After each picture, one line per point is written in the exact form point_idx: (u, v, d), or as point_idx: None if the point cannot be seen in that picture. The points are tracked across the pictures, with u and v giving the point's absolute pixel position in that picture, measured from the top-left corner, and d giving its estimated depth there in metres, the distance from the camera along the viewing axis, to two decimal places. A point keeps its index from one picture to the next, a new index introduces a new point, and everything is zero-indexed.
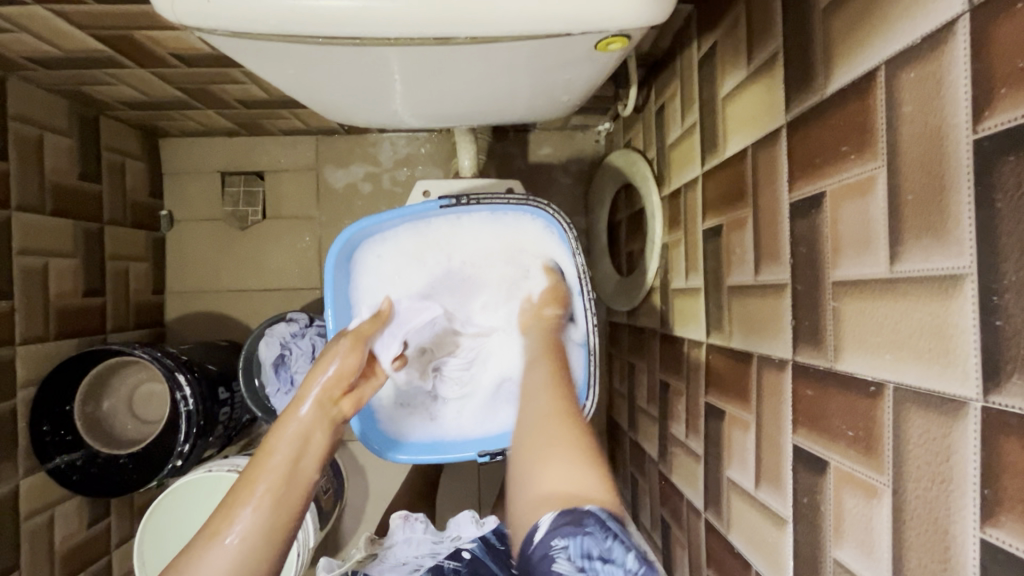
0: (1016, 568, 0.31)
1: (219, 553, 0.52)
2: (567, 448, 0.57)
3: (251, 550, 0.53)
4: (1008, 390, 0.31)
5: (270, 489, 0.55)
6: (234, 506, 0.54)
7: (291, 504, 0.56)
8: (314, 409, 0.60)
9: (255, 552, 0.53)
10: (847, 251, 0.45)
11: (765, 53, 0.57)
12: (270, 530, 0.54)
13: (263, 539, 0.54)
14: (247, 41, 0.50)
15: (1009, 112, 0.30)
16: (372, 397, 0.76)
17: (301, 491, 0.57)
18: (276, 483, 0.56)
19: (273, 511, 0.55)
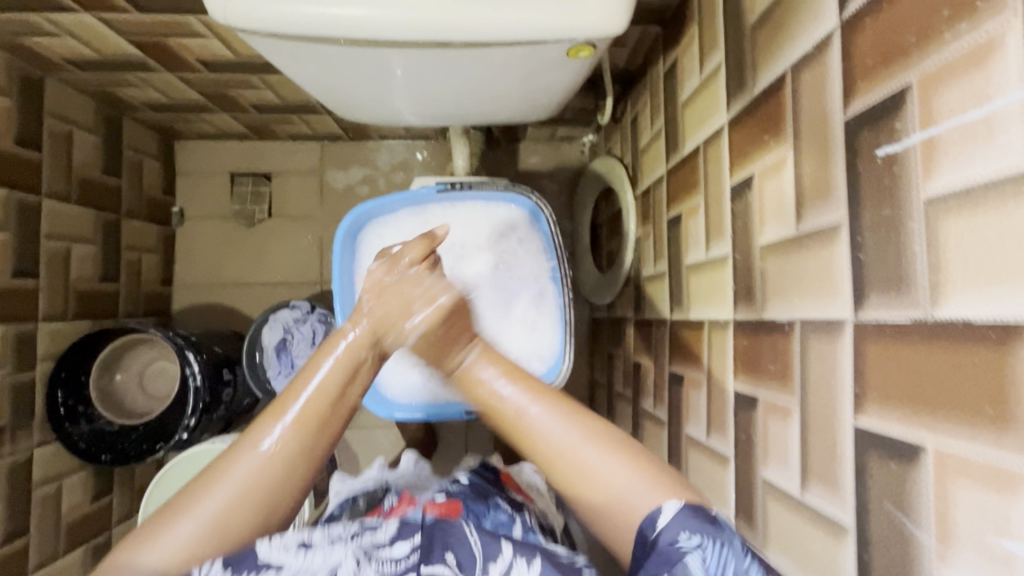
0: (873, 443, 0.39)
1: (250, 463, 0.56)
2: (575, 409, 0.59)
3: (278, 469, 0.56)
4: (869, 305, 0.40)
5: (305, 415, 0.58)
6: (274, 417, 0.58)
7: (325, 433, 0.60)
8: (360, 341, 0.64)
9: (291, 466, 0.57)
10: (769, 219, 0.54)
11: (712, 64, 0.68)
12: (302, 454, 0.58)
13: (299, 455, 0.58)
14: (279, 41, 0.60)
15: (865, 96, 0.41)
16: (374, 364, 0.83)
17: (338, 419, 0.61)
18: (306, 409, 0.59)
19: (310, 437, 0.58)
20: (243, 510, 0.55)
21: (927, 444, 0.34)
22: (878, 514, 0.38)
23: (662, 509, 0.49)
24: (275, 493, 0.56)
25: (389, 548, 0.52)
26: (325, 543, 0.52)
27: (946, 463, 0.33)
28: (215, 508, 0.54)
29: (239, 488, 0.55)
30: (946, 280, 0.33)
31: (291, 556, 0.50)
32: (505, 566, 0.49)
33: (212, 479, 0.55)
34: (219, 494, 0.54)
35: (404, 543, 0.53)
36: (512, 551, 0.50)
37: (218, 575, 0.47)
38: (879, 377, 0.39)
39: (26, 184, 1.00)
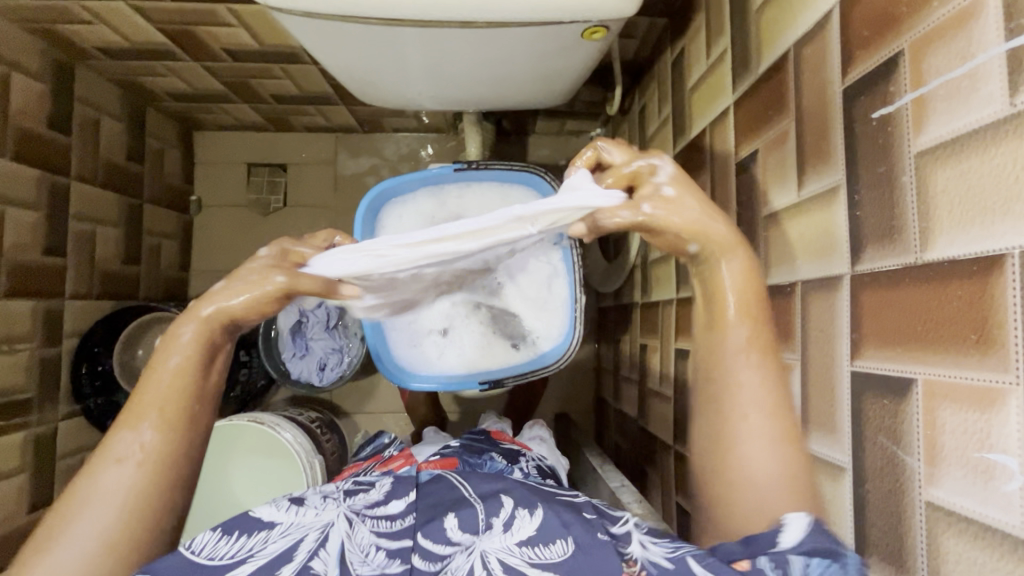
0: (870, 383, 0.42)
1: (115, 477, 0.49)
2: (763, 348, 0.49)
3: (160, 468, 0.51)
4: (865, 257, 0.43)
5: (167, 415, 0.52)
6: (133, 423, 0.51)
7: (196, 433, 0.53)
8: (207, 330, 0.55)
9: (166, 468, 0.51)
10: (772, 190, 0.58)
11: (718, 49, 0.72)
12: (165, 455, 0.51)
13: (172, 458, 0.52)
14: (311, 21, 0.64)
15: (861, 65, 0.44)
16: (392, 338, 0.89)
17: (198, 416, 0.54)
18: (172, 406, 0.52)
19: (179, 438, 0.52)
20: (120, 523, 0.48)
21: (918, 375, 0.37)
22: (873, 449, 0.41)
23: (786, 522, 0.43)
24: (150, 507, 0.50)
25: (384, 506, 0.54)
26: (316, 500, 0.54)
27: (934, 390, 0.36)
28: (83, 535, 0.47)
29: (114, 501, 0.49)
30: (934, 226, 0.37)
31: (285, 514, 0.51)
32: (506, 517, 0.50)
33: (72, 508, 0.48)
34: (90, 520, 0.48)
35: (399, 501, 0.54)
36: (513, 505, 0.52)
37: (212, 539, 0.48)
38: (874, 321, 0.42)
39: (57, 166, 1.04)
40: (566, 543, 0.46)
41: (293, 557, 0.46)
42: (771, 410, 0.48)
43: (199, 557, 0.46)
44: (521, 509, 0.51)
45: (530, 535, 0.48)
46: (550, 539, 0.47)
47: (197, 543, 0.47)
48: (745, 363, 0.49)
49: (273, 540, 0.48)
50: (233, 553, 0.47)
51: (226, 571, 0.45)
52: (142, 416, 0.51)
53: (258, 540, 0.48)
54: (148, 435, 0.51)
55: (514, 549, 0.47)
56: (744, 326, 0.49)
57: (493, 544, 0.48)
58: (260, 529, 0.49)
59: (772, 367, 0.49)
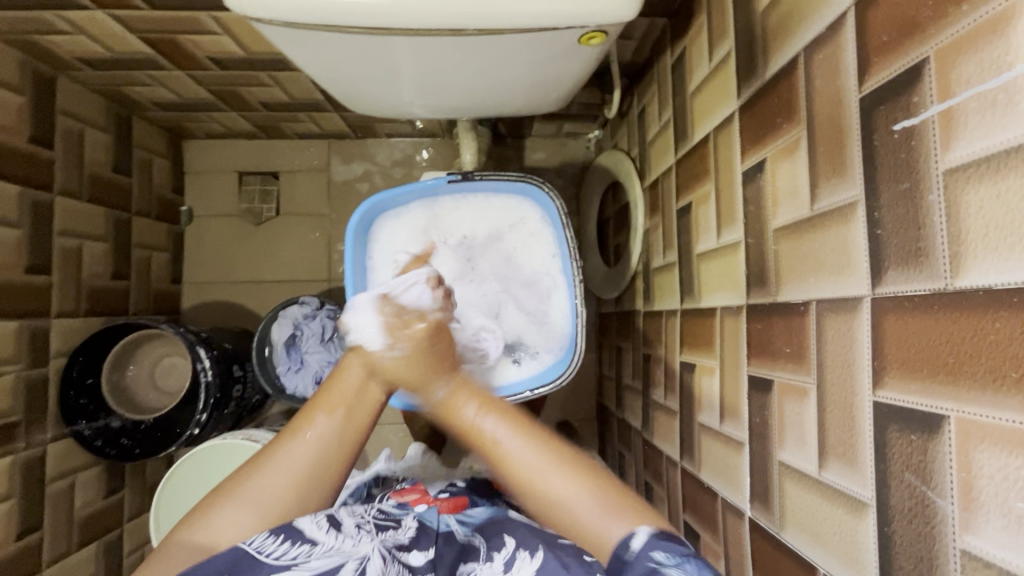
0: (895, 415, 0.39)
1: (300, 448, 0.56)
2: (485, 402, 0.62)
3: (328, 455, 0.56)
4: (886, 280, 0.40)
5: (339, 401, 0.59)
6: (311, 411, 0.58)
7: (360, 429, 0.60)
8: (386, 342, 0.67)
9: (331, 457, 0.56)
10: (782, 201, 0.55)
11: (721, 52, 0.69)
12: (341, 438, 0.58)
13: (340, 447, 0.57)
14: (294, 31, 0.60)
15: (881, 72, 0.41)
16: None
17: (366, 412, 0.61)
18: (354, 403, 0.60)
19: (347, 427, 0.59)
20: (289, 492, 0.54)
21: (951, 413, 0.35)
22: (900, 487, 0.39)
23: (635, 532, 0.50)
24: (314, 483, 0.55)
25: (408, 553, 0.54)
26: (353, 530, 0.53)
27: (970, 429, 0.33)
28: (262, 495, 0.53)
29: (293, 471, 0.54)
30: (966, 250, 0.34)
31: (325, 535, 0.51)
32: (507, 557, 0.55)
33: (256, 468, 0.55)
34: (270, 480, 0.54)
35: (421, 552, 0.55)
36: (515, 544, 0.56)
37: (264, 537, 0.49)
38: (899, 350, 0.39)
39: (40, 181, 1.01)
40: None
41: None
42: (539, 449, 0.57)
43: (250, 549, 0.48)
44: (524, 550, 0.54)
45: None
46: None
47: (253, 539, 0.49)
48: (500, 428, 0.59)
49: (317, 556, 0.49)
50: (279, 555, 0.48)
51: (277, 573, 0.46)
52: (326, 408, 0.59)
53: (303, 551, 0.49)
54: (324, 420, 0.57)
55: None
56: (484, 410, 0.61)
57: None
58: (306, 540, 0.50)
59: (509, 414, 0.60)
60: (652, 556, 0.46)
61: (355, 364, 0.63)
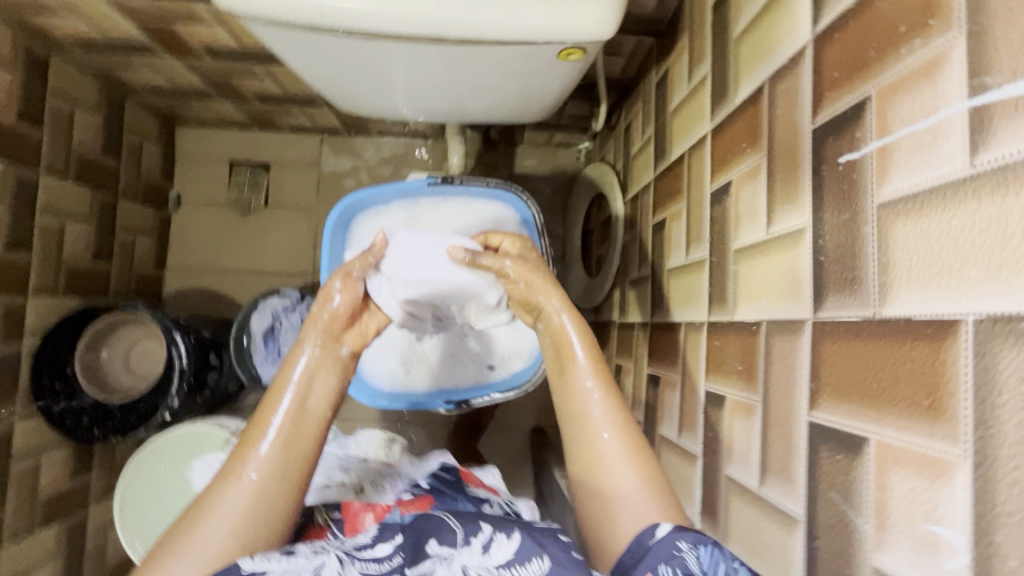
0: (826, 436, 0.41)
1: (237, 490, 0.56)
2: (600, 374, 0.63)
3: (267, 489, 0.57)
4: (826, 305, 0.42)
5: (282, 431, 0.59)
6: (246, 450, 0.58)
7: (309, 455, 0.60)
8: (322, 356, 0.65)
9: (271, 491, 0.57)
10: (743, 224, 0.57)
11: (699, 75, 0.71)
12: (283, 471, 0.58)
13: (277, 480, 0.58)
14: (280, 29, 0.62)
15: (831, 107, 0.43)
16: (375, 368, 0.87)
17: (315, 441, 0.61)
18: (293, 425, 0.60)
19: (286, 454, 0.59)
20: (231, 536, 0.54)
21: (871, 435, 0.36)
22: (825, 505, 0.40)
23: (658, 524, 0.51)
24: (260, 519, 0.56)
25: (370, 550, 0.57)
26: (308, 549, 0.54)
27: (885, 452, 0.35)
28: (206, 543, 0.54)
29: (233, 516, 0.55)
30: (893, 280, 0.36)
31: (275, 563, 0.51)
32: (485, 540, 0.54)
33: (196, 521, 0.55)
34: (213, 528, 0.54)
35: (385, 544, 0.57)
36: (490, 529, 0.55)
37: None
38: (832, 373, 0.41)
39: (25, 159, 1.01)
40: (542, 561, 0.50)
41: None
42: (619, 429, 0.60)
43: None
44: (500, 531, 0.54)
45: (508, 558, 0.52)
46: (527, 558, 0.51)
47: None
48: (593, 400, 0.62)
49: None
50: None
51: None
52: (259, 439, 0.59)
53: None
54: (264, 452, 0.58)
55: (492, 568, 0.51)
56: (596, 380, 0.63)
57: (471, 560, 0.52)
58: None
59: (612, 387, 0.63)
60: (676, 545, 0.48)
61: (297, 385, 0.62)
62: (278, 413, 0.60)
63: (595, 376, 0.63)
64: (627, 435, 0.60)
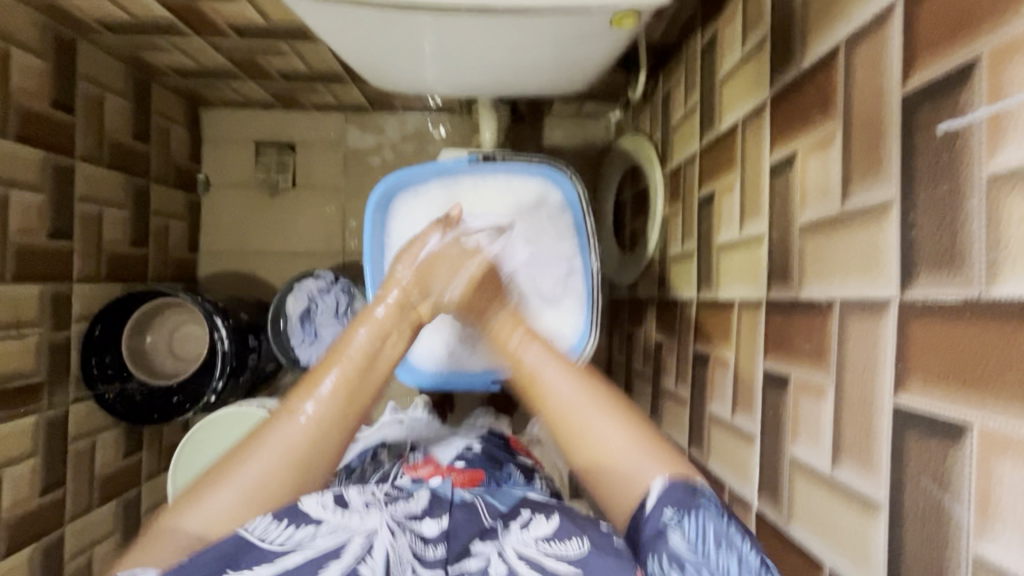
0: (916, 420, 0.39)
1: (292, 427, 0.59)
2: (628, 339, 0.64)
3: (320, 434, 0.60)
4: (917, 284, 0.40)
5: (343, 381, 0.62)
6: (308, 391, 0.61)
7: (361, 401, 0.63)
8: (395, 310, 0.68)
9: (323, 435, 0.60)
10: (811, 197, 0.54)
11: (755, 38, 0.67)
12: (338, 418, 0.61)
13: (330, 426, 0.60)
14: (320, 5, 0.60)
15: (927, 69, 0.40)
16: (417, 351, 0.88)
17: (372, 387, 0.64)
18: (355, 373, 0.63)
19: (343, 403, 0.62)
20: (282, 470, 0.57)
21: (974, 422, 0.35)
22: (914, 490, 0.39)
23: (652, 485, 0.53)
24: (309, 460, 0.59)
25: (420, 523, 0.58)
26: (361, 506, 0.56)
27: (992, 440, 0.33)
28: (259, 473, 0.57)
29: (283, 453, 0.58)
30: (1004, 259, 0.33)
31: (331, 514, 0.55)
32: (525, 521, 0.58)
33: (247, 450, 0.58)
34: (264, 460, 0.57)
35: (433, 521, 0.59)
36: (530, 512, 0.59)
37: (265, 522, 0.53)
38: (922, 354, 0.39)
39: (61, 147, 1.01)
40: (582, 541, 0.52)
41: (340, 554, 0.49)
42: (611, 415, 0.61)
43: (252, 536, 0.51)
44: (539, 513, 0.58)
45: (545, 534, 0.55)
46: (567, 536, 0.54)
47: (254, 524, 0.52)
48: (564, 385, 0.64)
49: (320, 536, 0.52)
50: (281, 540, 0.51)
51: (276, 556, 0.49)
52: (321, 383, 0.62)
53: (306, 533, 0.52)
54: (323, 396, 0.61)
55: (531, 542, 0.54)
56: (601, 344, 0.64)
57: (511, 539, 0.55)
58: (309, 522, 0.53)
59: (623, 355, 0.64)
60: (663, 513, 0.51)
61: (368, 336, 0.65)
62: (345, 358, 0.63)
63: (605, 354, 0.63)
64: (625, 422, 0.60)
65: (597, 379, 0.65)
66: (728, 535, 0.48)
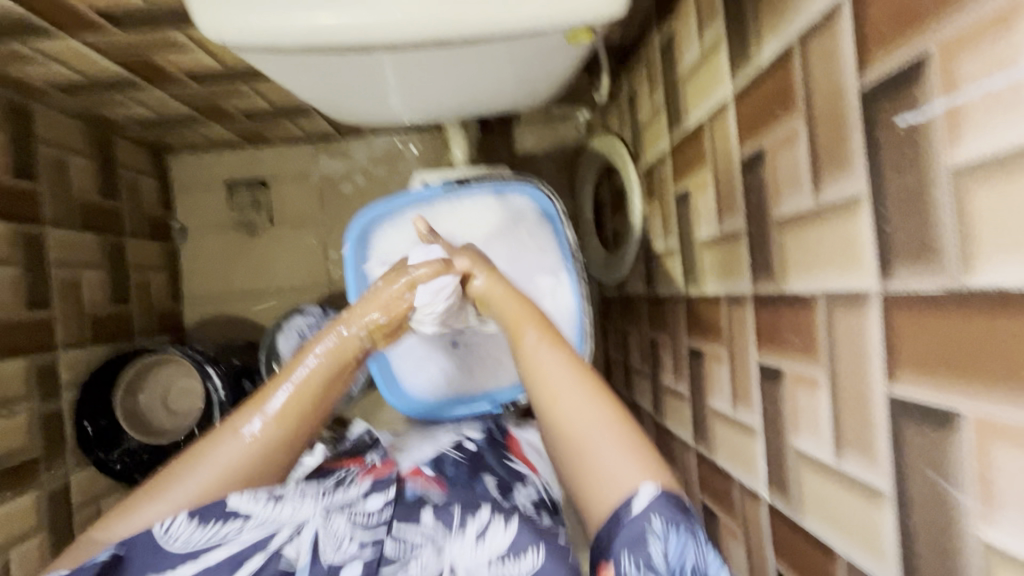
0: (913, 411, 0.40)
1: (231, 446, 0.64)
2: (556, 343, 0.65)
3: (258, 455, 0.65)
4: (896, 276, 0.40)
5: (288, 408, 0.66)
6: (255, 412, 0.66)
7: (304, 423, 0.67)
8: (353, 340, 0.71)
9: (263, 456, 0.65)
10: (784, 192, 0.54)
11: (711, 36, 0.67)
12: (280, 439, 0.65)
13: (269, 449, 0.65)
14: (275, 56, 0.59)
15: (881, 65, 0.40)
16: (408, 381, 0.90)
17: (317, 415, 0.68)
18: (300, 399, 0.67)
19: (289, 427, 0.66)
20: (212, 487, 0.63)
21: (966, 411, 0.35)
22: (917, 479, 0.40)
23: (639, 492, 0.53)
24: (246, 477, 0.64)
25: (363, 503, 0.66)
26: (295, 495, 0.64)
27: (985, 428, 0.34)
28: (189, 490, 0.62)
29: (217, 470, 0.63)
30: (978, 250, 0.34)
31: (261, 506, 0.62)
32: (481, 527, 0.61)
33: (190, 462, 0.64)
34: (199, 476, 0.63)
35: (378, 497, 0.67)
36: (487, 515, 0.63)
37: (184, 523, 0.60)
38: (909, 345, 0.40)
39: (29, 216, 0.99)
40: (535, 556, 0.57)
41: (262, 547, 0.59)
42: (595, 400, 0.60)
43: (167, 540, 0.59)
44: (496, 520, 0.62)
45: (500, 549, 0.59)
46: (520, 551, 0.58)
47: (174, 525, 0.60)
48: (564, 378, 0.62)
49: (248, 530, 0.60)
50: (202, 540, 0.60)
51: (188, 557, 0.58)
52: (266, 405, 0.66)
53: (233, 528, 0.60)
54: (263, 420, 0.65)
55: (484, 560, 0.58)
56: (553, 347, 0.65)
57: (463, 552, 0.60)
58: (233, 515, 0.61)
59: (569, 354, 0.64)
60: (648, 522, 0.50)
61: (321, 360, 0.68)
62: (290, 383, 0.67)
63: (541, 338, 0.66)
64: (606, 411, 0.60)
65: (597, 372, 0.63)
66: (702, 566, 0.49)
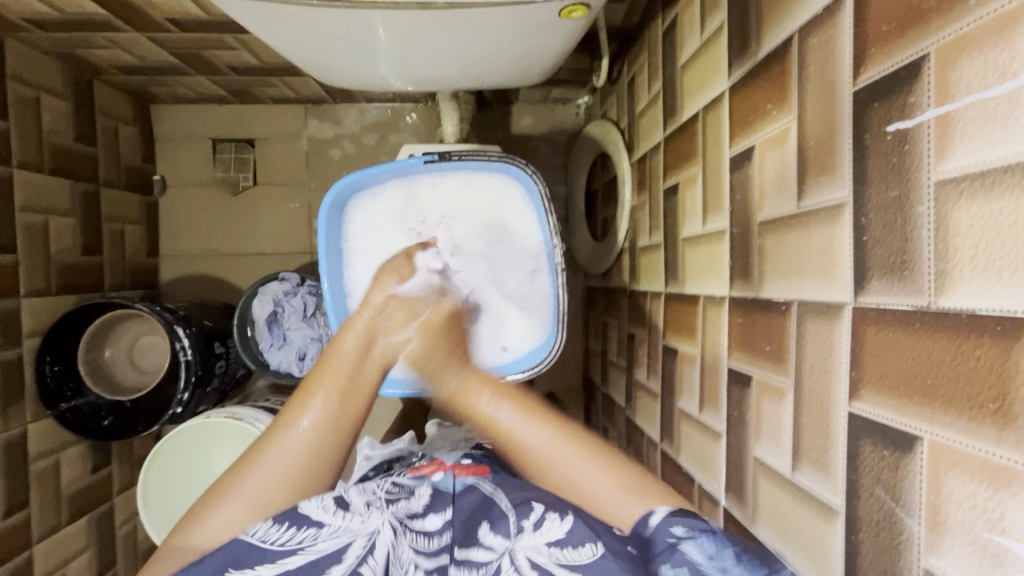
0: (872, 429, 0.38)
1: (290, 440, 0.60)
2: (528, 408, 0.64)
3: (317, 444, 0.61)
4: (870, 290, 0.38)
5: (331, 384, 0.64)
6: (301, 404, 0.62)
7: (356, 411, 0.64)
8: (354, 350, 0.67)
9: (321, 445, 0.61)
10: (770, 194, 0.52)
11: (712, 25, 0.65)
12: (335, 425, 0.62)
13: (327, 434, 0.61)
14: (250, 3, 0.56)
15: (876, 66, 0.38)
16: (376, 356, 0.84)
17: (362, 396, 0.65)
18: (348, 387, 0.65)
19: (339, 410, 0.63)
20: (277, 487, 0.58)
21: (924, 435, 0.34)
22: (869, 500, 0.39)
23: (654, 511, 0.53)
24: (312, 469, 0.60)
25: (422, 519, 0.59)
26: (361, 508, 0.56)
27: (941, 453, 0.33)
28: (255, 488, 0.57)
29: (281, 465, 0.59)
30: (954, 269, 0.32)
31: (331, 516, 0.55)
32: (536, 519, 0.55)
33: (252, 461, 0.59)
34: (263, 471, 0.58)
35: (437, 516, 0.59)
36: (542, 509, 0.56)
37: (265, 525, 0.54)
38: (875, 362, 0.38)
39: None
40: (595, 547, 0.50)
41: (343, 559, 0.52)
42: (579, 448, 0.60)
43: (253, 539, 0.52)
44: (552, 513, 0.55)
45: (559, 537, 0.53)
46: (580, 542, 0.51)
47: (255, 529, 0.53)
48: (535, 434, 0.63)
49: (323, 539, 0.53)
50: (284, 540, 0.53)
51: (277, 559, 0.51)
52: (318, 390, 0.63)
53: (309, 535, 0.53)
54: (319, 404, 0.62)
55: (542, 548, 0.53)
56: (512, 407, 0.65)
57: (521, 543, 0.54)
58: (310, 525, 0.54)
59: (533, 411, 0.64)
60: (671, 532, 0.49)
61: (352, 344, 0.67)
62: (337, 362, 0.66)
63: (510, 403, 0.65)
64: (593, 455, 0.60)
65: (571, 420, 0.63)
66: (745, 555, 0.46)
